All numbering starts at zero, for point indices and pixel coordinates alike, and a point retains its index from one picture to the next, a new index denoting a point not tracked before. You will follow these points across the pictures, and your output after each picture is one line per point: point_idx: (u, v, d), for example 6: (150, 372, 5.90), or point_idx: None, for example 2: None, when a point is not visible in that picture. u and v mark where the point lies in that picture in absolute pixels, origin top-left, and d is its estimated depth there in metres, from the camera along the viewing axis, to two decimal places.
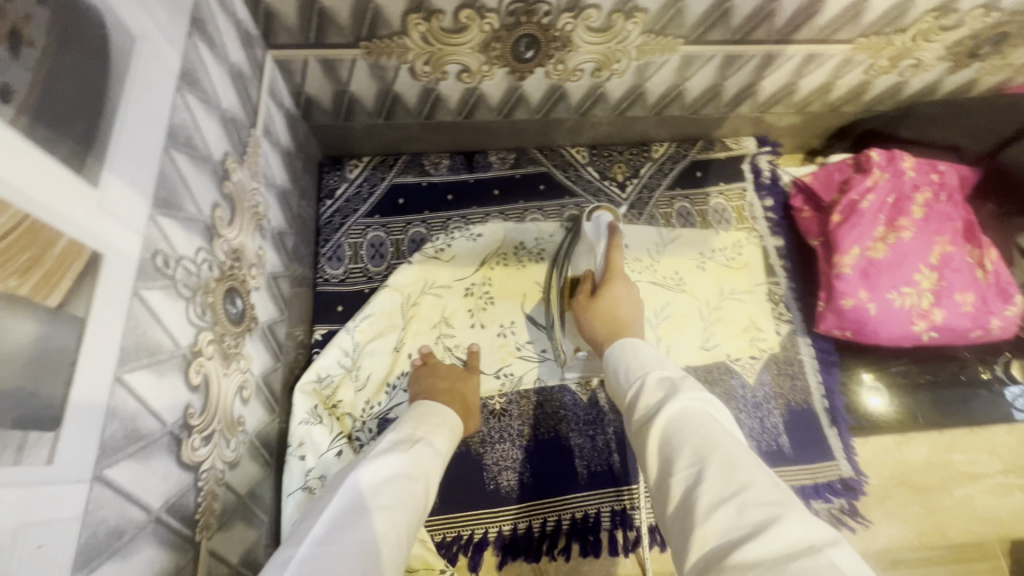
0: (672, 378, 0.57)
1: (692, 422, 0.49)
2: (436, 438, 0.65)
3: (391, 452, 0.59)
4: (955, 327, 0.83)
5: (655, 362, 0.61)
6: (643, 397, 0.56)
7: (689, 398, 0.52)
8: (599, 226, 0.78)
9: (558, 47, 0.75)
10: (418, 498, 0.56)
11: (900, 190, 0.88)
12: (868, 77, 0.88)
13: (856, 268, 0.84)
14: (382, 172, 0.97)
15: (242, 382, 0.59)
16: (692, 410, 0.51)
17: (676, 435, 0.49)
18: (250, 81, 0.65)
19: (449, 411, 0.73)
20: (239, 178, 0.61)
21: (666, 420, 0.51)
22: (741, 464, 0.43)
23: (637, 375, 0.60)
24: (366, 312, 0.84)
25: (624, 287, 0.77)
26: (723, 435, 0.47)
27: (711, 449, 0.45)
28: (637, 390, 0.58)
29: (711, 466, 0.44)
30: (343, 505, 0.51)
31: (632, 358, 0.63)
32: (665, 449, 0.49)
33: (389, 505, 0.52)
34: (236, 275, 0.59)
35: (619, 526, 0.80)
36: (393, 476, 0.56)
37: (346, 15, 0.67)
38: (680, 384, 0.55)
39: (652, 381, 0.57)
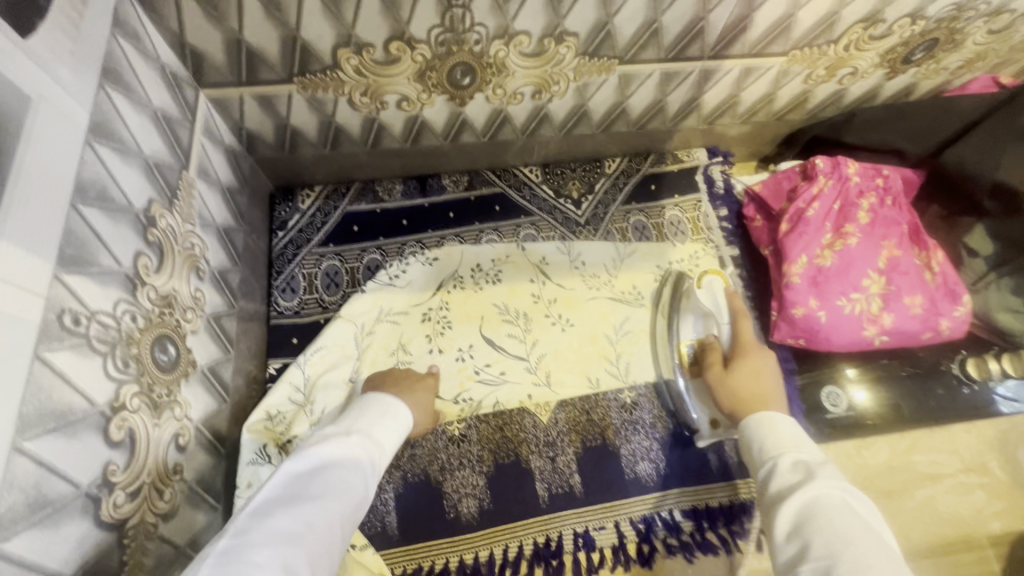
0: (811, 463, 0.58)
1: (832, 513, 0.50)
2: (374, 431, 0.66)
3: (322, 444, 0.60)
4: (906, 330, 0.84)
5: (794, 443, 0.62)
6: (777, 478, 0.58)
7: (828, 487, 0.53)
8: (714, 292, 0.86)
9: (493, 73, 0.76)
10: (350, 487, 0.57)
11: (846, 196, 0.89)
12: (808, 86, 0.89)
13: (804, 277, 0.84)
14: (335, 200, 0.97)
15: (178, 430, 0.59)
16: (831, 501, 0.52)
17: (810, 521, 0.51)
18: (180, 124, 0.65)
19: (401, 404, 0.74)
20: (168, 224, 0.60)
21: (798, 502, 0.53)
22: (878, 568, 0.45)
23: (772, 453, 0.61)
24: (317, 345, 0.84)
25: (760, 362, 0.78)
26: (865, 536, 0.48)
27: (843, 546, 0.47)
28: (769, 470, 0.60)
29: (842, 563, 0.45)
30: (271, 496, 0.52)
31: (768, 436, 0.63)
32: (795, 535, 0.51)
33: (319, 494, 0.54)
34: (167, 321, 0.58)
35: (581, 547, 0.80)
36: (324, 466, 0.57)
37: (275, 52, 0.67)
38: (819, 470, 0.56)
39: (786, 464, 0.59)
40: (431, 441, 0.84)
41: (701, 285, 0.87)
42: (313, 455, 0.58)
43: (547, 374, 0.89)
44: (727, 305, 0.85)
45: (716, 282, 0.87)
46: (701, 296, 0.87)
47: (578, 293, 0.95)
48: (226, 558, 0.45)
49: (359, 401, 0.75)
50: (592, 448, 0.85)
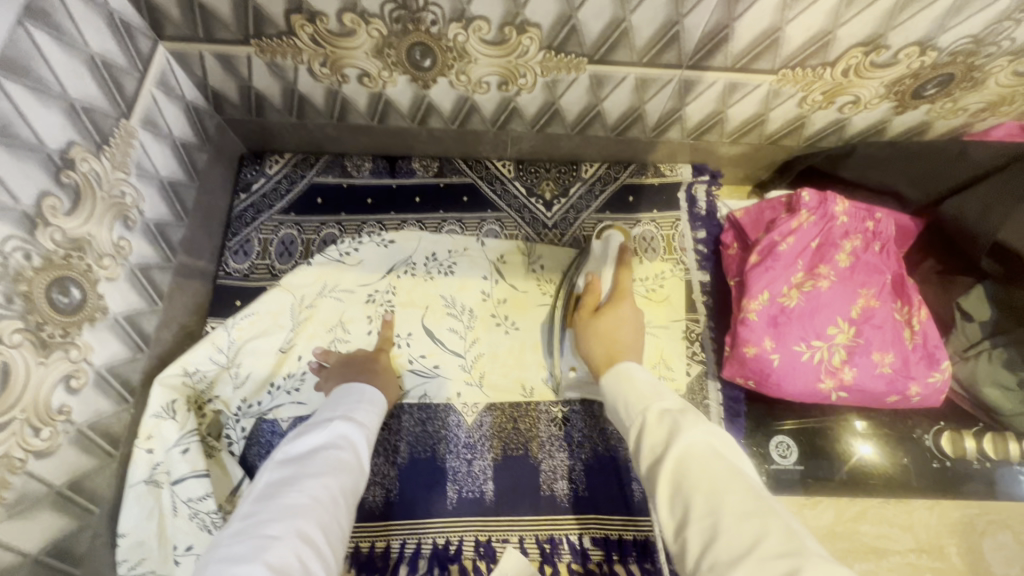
0: (673, 410, 0.55)
1: (704, 465, 0.48)
2: (363, 411, 0.68)
3: (311, 429, 0.62)
4: (868, 390, 0.76)
5: (652, 392, 0.59)
6: (650, 437, 0.53)
7: (698, 437, 0.50)
8: (609, 243, 0.84)
9: (455, 58, 0.73)
10: (350, 462, 0.60)
11: (827, 235, 0.82)
12: (803, 112, 0.82)
13: (763, 315, 0.78)
14: (303, 170, 0.96)
15: (70, 371, 0.59)
16: (704, 450, 0.49)
17: (688, 478, 0.48)
18: (125, 72, 0.65)
19: (371, 387, 0.74)
20: (91, 169, 0.61)
21: (672, 463, 0.50)
22: (753, 513, 0.44)
23: (636, 410, 0.57)
24: (249, 310, 0.83)
25: (631, 312, 0.76)
26: (737, 478, 0.47)
27: (723, 497, 0.45)
28: (638, 427, 0.56)
29: (725, 517, 0.44)
30: (267, 484, 0.55)
31: (629, 391, 0.60)
32: (676, 496, 0.48)
33: (319, 470, 0.56)
34: (74, 264, 0.59)
35: (481, 556, 0.77)
36: (318, 448, 0.60)
37: (227, 10, 0.66)
38: (683, 417, 0.53)
39: (653, 417, 0.55)
40: None
41: (599, 237, 0.85)
42: (308, 440, 0.60)
43: (481, 375, 0.87)
44: (614, 253, 0.83)
45: (615, 234, 0.85)
46: (597, 248, 0.85)
47: (529, 297, 0.92)
48: (241, 537, 0.48)
49: (329, 395, 0.75)
50: (512, 457, 0.82)
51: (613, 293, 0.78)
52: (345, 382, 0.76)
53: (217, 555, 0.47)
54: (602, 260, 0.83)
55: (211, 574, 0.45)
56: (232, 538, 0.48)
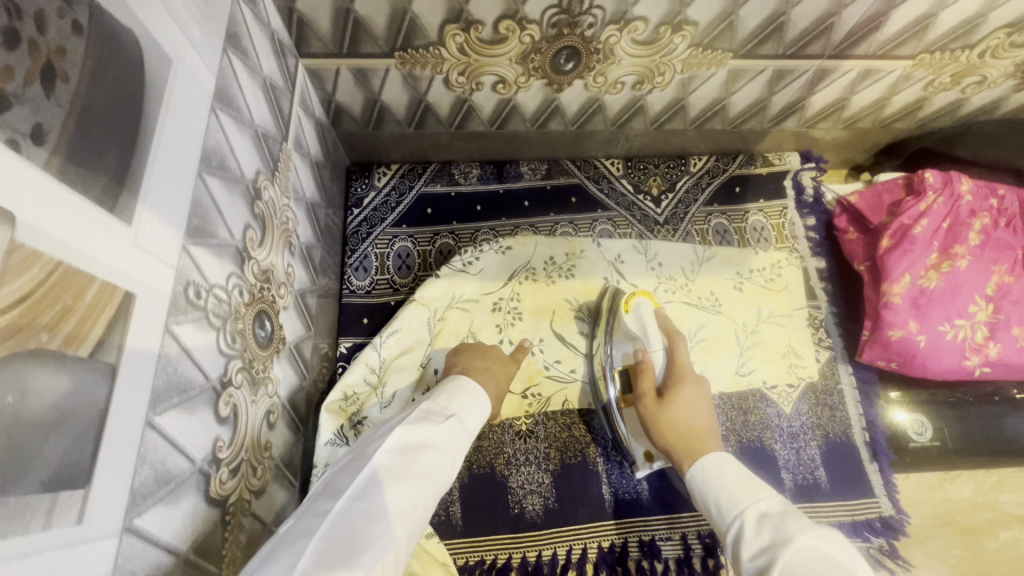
0: (771, 514, 0.54)
1: (808, 570, 0.46)
2: (474, 417, 0.63)
3: (428, 420, 0.58)
4: (1011, 363, 0.79)
5: (747, 492, 0.58)
6: (749, 542, 0.53)
7: (801, 538, 0.49)
8: (643, 316, 0.79)
9: (599, 60, 0.72)
10: (449, 472, 0.57)
11: (956, 215, 0.83)
12: (925, 94, 0.83)
13: (906, 298, 0.79)
14: (410, 180, 0.95)
15: (269, 407, 0.58)
16: (809, 553, 0.47)
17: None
18: (282, 93, 0.63)
19: (484, 391, 0.68)
20: (270, 196, 0.59)
21: (777, 574, 0.48)
22: None
23: (733, 512, 0.57)
24: (393, 327, 0.83)
25: (694, 392, 0.73)
26: None
27: None
28: (735, 533, 0.55)
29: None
30: (379, 465, 0.51)
31: (720, 489, 0.60)
32: None
33: (425, 475, 0.53)
34: (265, 296, 0.57)
35: (647, 555, 0.78)
36: (429, 445, 0.56)
37: (382, 25, 0.65)
38: (785, 524, 0.52)
39: (750, 523, 0.54)
40: (498, 434, 0.82)
41: (628, 309, 0.80)
42: (422, 432, 0.56)
43: None
44: (655, 325, 0.79)
45: (644, 302, 0.80)
46: (630, 324, 0.79)
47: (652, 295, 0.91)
48: (345, 521, 0.45)
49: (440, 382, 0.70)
50: None
51: (670, 376, 0.75)
52: (455, 375, 0.70)
53: (321, 534, 0.44)
54: (640, 336, 0.78)
55: (310, 554, 0.42)
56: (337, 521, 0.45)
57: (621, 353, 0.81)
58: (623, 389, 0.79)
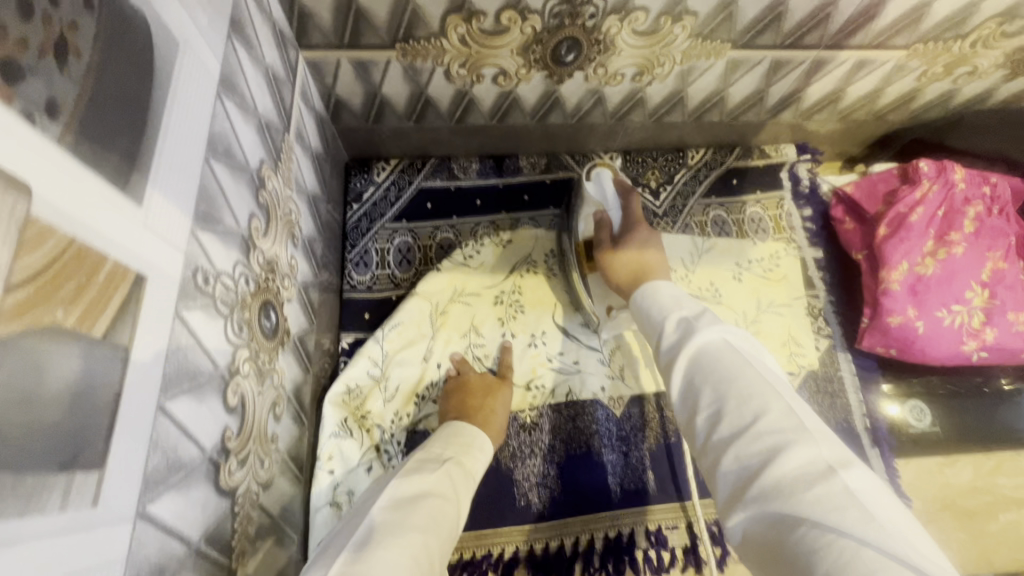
0: (690, 317, 0.56)
1: (713, 359, 0.50)
2: (468, 455, 0.65)
3: (420, 471, 0.59)
4: (1007, 348, 0.80)
5: (673, 302, 0.59)
6: (669, 340, 0.56)
7: (710, 337, 0.52)
8: (602, 181, 0.82)
9: (599, 50, 0.73)
10: (450, 519, 0.55)
11: (950, 203, 0.84)
12: (919, 85, 0.84)
13: (903, 284, 0.80)
14: (410, 175, 0.95)
15: (274, 399, 0.57)
16: (715, 345, 0.52)
17: (697, 375, 0.50)
18: (284, 83, 0.63)
19: (482, 435, 0.70)
20: (274, 186, 0.58)
21: (686, 361, 0.52)
22: (759, 398, 0.45)
23: (659, 317, 0.59)
24: (395, 320, 0.83)
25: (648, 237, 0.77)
26: (746, 367, 0.48)
27: (731, 385, 0.47)
28: (659, 336, 0.57)
29: (732, 401, 0.47)
30: (373, 523, 0.51)
31: (653, 303, 0.61)
32: (687, 385, 0.51)
33: (423, 526, 0.52)
34: (270, 286, 0.57)
35: (653, 545, 0.78)
36: (423, 494, 0.56)
37: (383, 16, 0.65)
38: (699, 322, 0.54)
39: (674, 326, 0.56)
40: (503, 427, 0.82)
41: (590, 177, 0.83)
42: (415, 484, 0.57)
43: (620, 368, 0.86)
44: (613, 188, 0.82)
45: (604, 171, 0.83)
46: (592, 189, 0.82)
47: None
48: None
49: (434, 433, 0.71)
50: (667, 445, 0.83)
51: (623, 224, 0.79)
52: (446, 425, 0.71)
53: None
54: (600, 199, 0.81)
55: None
56: None
57: (585, 218, 0.84)
58: (586, 255, 0.83)
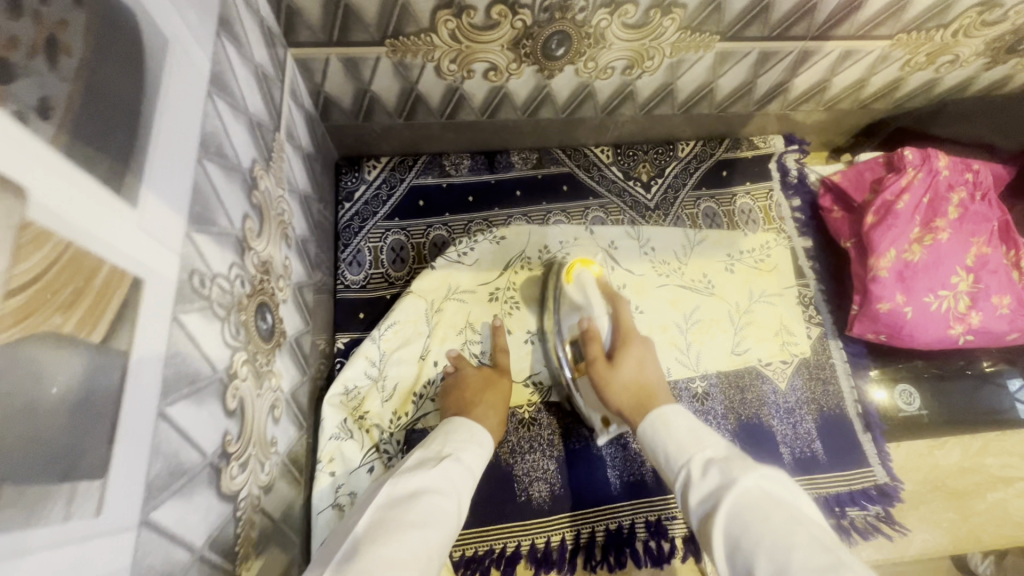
0: (717, 458, 0.55)
1: (757, 510, 0.47)
2: (469, 453, 0.65)
3: (420, 468, 0.60)
4: (992, 330, 0.82)
5: (692, 438, 0.59)
6: (698, 487, 0.53)
7: (746, 482, 0.50)
8: (584, 287, 0.81)
9: (590, 44, 0.73)
10: (450, 513, 0.56)
11: (935, 190, 0.86)
12: (902, 74, 0.86)
13: (891, 271, 0.82)
14: (401, 173, 0.94)
15: (273, 402, 0.56)
16: (753, 493, 0.49)
17: (743, 535, 0.46)
18: (273, 82, 0.62)
19: (483, 428, 0.70)
20: (266, 187, 0.58)
21: (727, 514, 0.48)
22: (819, 553, 0.42)
23: (680, 459, 0.58)
24: (390, 319, 0.82)
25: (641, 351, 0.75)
26: (795, 520, 0.45)
27: (787, 541, 0.43)
28: (682, 480, 0.56)
29: (792, 567, 0.41)
30: (372, 518, 0.53)
31: (667, 436, 0.61)
32: (732, 550, 0.46)
33: (421, 522, 0.52)
34: (266, 288, 0.56)
35: (653, 536, 0.78)
36: (422, 492, 0.56)
37: (373, 12, 0.64)
38: (728, 466, 0.53)
39: (696, 468, 0.55)
40: None
41: (570, 280, 0.82)
42: (413, 480, 0.57)
43: None
44: (598, 294, 0.80)
45: (585, 274, 0.82)
46: (574, 293, 0.81)
47: (647, 280, 0.92)
48: None
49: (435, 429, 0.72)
50: None
51: (616, 336, 0.77)
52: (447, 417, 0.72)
53: None
54: (584, 303, 0.79)
55: None
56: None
57: (569, 325, 0.82)
58: (575, 361, 0.79)
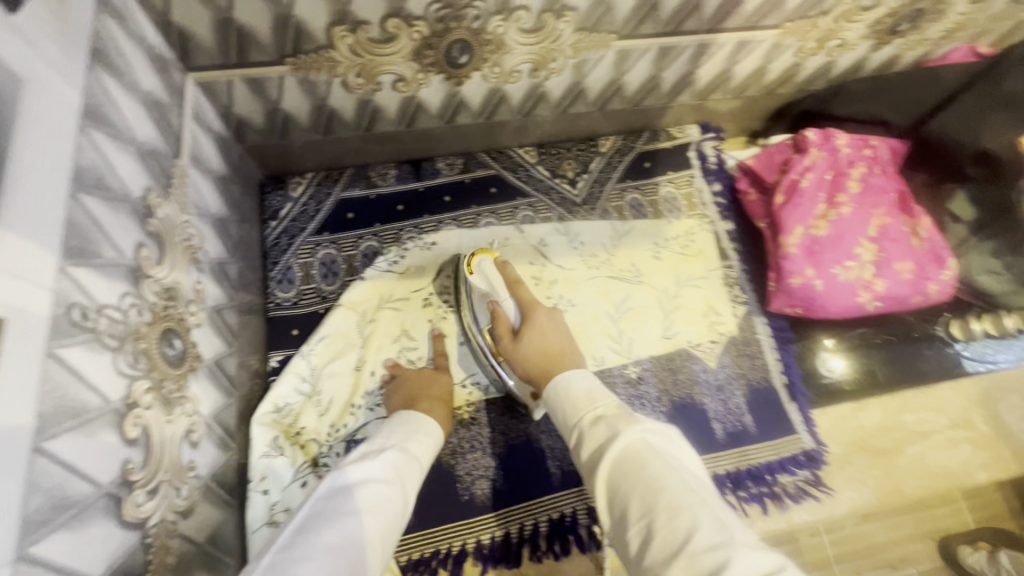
0: (607, 413, 0.56)
1: (635, 464, 0.49)
2: (413, 444, 0.65)
3: (364, 459, 0.59)
4: (897, 296, 0.87)
5: (587, 397, 0.59)
6: (587, 439, 0.55)
7: (628, 434, 0.51)
8: (485, 273, 0.81)
9: (491, 50, 0.75)
10: (394, 503, 0.56)
11: (837, 167, 0.91)
12: (798, 60, 0.91)
13: (801, 247, 0.86)
14: (328, 187, 0.95)
15: (189, 425, 0.57)
16: (634, 446, 0.50)
17: (623, 481, 0.49)
18: (169, 107, 0.62)
19: (431, 420, 0.71)
20: (167, 213, 0.58)
21: (609, 465, 0.51)
22: (685, 509, 0.44)
23: (576, 416, 0.59)
24: (321, 333, 0.83)
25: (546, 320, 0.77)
26: (664, 472, 0.47)
27: (657, 495, 0.46)
28: (576, 435, 0.57)
29: (659, 514, 0.45)
30: (311, 509, 0.51)
31: (566, 401, 0.61)
32: (615, 498, 0.49)
33: (363, 509, 0.52)
34: (172, 314, 0.56)
35: (595, 520, 0.81)
36: (364, 479, 0.56)
37: (266, 32, 0.64)
38: (615, 419, 0.54)
39: (590, 421, 0.56)
40: None
41: (473, 270, 0.82)
42: (356, 471, 0.56)
43: None
44: (498, 276, 0.81)
45: (485, 259, 0.83)
46: (478, 280, 0.81)
47: (577, 274, 0.95)
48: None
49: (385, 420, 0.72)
50: None
51: (522, 310, 0.78)
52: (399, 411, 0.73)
53: None
54: (491, 288, 0.79)
55: None
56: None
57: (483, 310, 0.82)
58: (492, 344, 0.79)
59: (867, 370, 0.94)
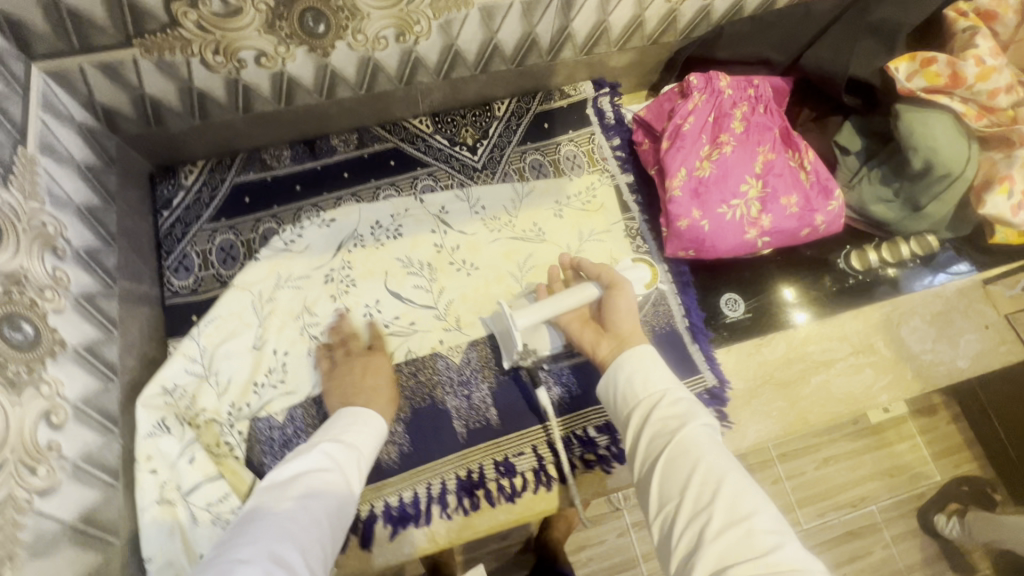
0: (681, 398, 0.62)
1: (709, 449, 0.56)
2: (350, 433, 0.67)
3: (301, 452, 0.62)
4: (784, 230, 0.88)
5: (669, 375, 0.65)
6: (660, 414, 0.61)
7: (702, 426, 0.58)
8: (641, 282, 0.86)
9: (348, 17, 0.75)
10: (334, 485, 0.59)
11: (720, 109, 0.92)
12: (671, 6, 0.91)
13: (685, 190, 0.88)
14: (220, 173, 0.94)
15: (47, 407, 0.57)
16: (708, 439, 0.57)
17: (692, 456, 0.56)
18: (6, 97, 0.62)
19: (369, 410, 0.74)
20: (5, 201, 0.58)
21: (687, 437, 0.57)
22: (750, 493, 0.52)
23: (656, 386, 0.64)
24: (212, 315, 0.83)
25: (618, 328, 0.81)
26: (733, 465, 0.55)
27: (724, 477, 0.53)
28: (652, 402, 0.63)
29: (725, 491, 0.52)
30: (251, 507, 0.55)
31: (653, 368, 0.66)
32: (677, 466, 0.56)
33: (302, 495, 0.56)
34: (17, 299, 0.57)
35: (503, 474, 0.83)
36: (306, 471, 0.59)
37: (102, 13, 0.64)
38: (693, 406, 0.61)
39: (667, 397, 0.63)
40: None
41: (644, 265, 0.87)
42: (292, 465, 0.60)
43: (457, 319, 0.89)
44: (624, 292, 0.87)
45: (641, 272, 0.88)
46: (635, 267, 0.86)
47: (479, 238, 0.95)
48: (211, 566, 0.48)
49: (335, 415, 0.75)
50: (504, 381, 0.87)
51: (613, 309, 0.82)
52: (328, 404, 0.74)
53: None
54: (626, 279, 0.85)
55: None
56: (208, 565, 0.48)
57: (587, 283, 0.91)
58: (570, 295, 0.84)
59: (767, 307, 0.96)
